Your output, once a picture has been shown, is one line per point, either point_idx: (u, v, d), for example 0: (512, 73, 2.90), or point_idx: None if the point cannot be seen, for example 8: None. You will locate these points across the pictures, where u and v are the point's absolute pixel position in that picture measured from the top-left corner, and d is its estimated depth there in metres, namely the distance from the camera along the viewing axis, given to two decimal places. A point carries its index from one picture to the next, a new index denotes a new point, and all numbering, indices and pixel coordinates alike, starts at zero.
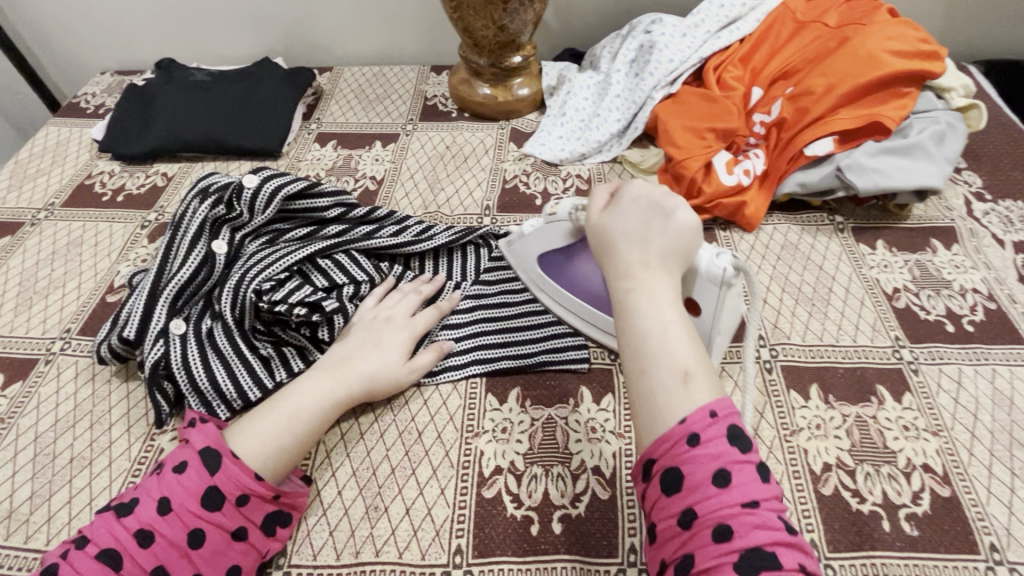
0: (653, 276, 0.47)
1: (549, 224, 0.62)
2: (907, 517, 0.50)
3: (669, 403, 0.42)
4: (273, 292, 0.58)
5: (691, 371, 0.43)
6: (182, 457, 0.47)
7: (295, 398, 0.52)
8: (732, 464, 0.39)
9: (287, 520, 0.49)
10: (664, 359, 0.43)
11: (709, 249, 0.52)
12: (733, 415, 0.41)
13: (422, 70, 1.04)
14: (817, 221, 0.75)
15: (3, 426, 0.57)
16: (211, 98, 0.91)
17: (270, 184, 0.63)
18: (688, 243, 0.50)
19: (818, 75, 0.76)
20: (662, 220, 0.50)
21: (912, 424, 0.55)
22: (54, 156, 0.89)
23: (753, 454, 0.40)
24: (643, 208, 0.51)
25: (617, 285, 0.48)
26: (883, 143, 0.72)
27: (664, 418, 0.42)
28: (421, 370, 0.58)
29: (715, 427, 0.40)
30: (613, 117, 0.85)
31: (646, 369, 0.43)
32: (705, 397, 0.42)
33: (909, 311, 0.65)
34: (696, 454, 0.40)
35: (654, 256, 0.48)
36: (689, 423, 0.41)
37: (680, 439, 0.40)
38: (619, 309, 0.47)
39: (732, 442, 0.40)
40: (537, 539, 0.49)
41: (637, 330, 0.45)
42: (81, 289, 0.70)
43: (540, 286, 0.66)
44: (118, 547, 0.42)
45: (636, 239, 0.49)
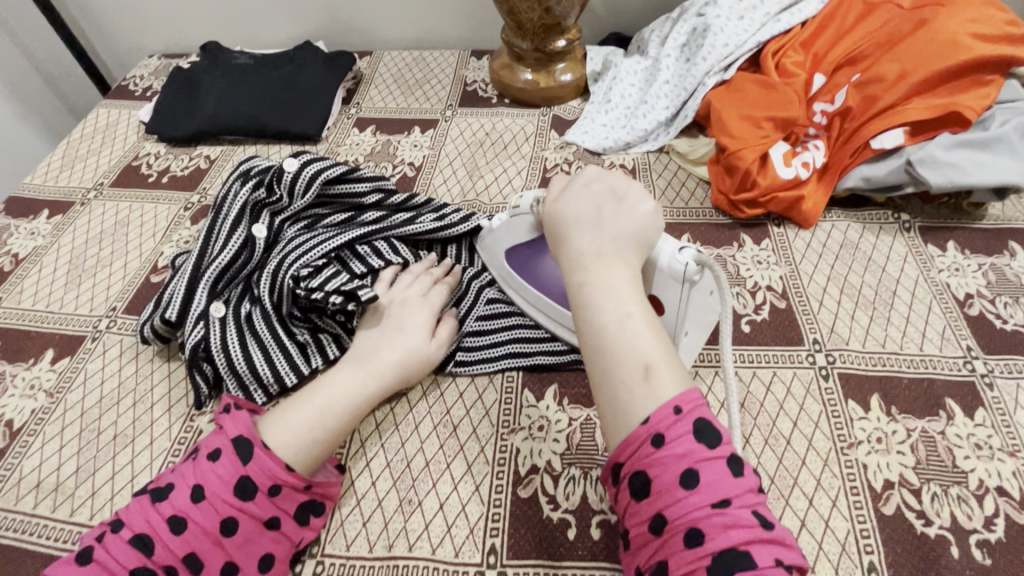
0: (607, 265, 0.44)
1: (514, 218, 0.57)
2: (978, 544, 0.46)
3: (630, 401, 0.39)
4: (310, 279, 0.57)
5: (652, 364, 0.39)
6: (216, 444, 0.46)
7: (326, 391, 0.51)
8: (700, 463, 0.36)
9: (321, 509, 0.48)
10: (621, 354, 0.40)
11: (672, 244, 0.48)
12: (701, 406, 0.38)
13: (463, 55, 1.02)
14: (880, 219, 0.70)
15: (52, 401, 0.59)
16: (254, 81, 0.91)
17: (310, 167, 0.62)
18: (644, 226, 0.46)
19: (891, 60, 0.70)
20: (617, 207, 0.47)
21: (985, 443, 0.51)
22: (104, 137, 0.91)
23: (723, 448, 0.37)
24: (597, 195, 0.49)
25: (571, 278, 0.45)
26: (960, 135, 0.66)
27: (627, 418, 0.39)
28: (445, 346, 0.57)
29: (681, 425, 0.37)
30: (661, 105, 0.81)
31: (606, 368, 0.40)
32: (670, 390, 0.38)
33: (984, 320, 0.60)
34: (662, 456, 0.36)
35: (607, 242, 0.45)
36: (653, 422, 0.37)
37: (644, 441, 0.37)
38: (575, 305, 0.44)
39: (699, 439, 0.37)
40: (574, 544, 0.47)
41: (592, 326, 0.42)
42: (127, 268, 0.71)
43: (510, 283, 0.62)
44: (151, 532, 0.43)
45: (589, 227, 0.47)
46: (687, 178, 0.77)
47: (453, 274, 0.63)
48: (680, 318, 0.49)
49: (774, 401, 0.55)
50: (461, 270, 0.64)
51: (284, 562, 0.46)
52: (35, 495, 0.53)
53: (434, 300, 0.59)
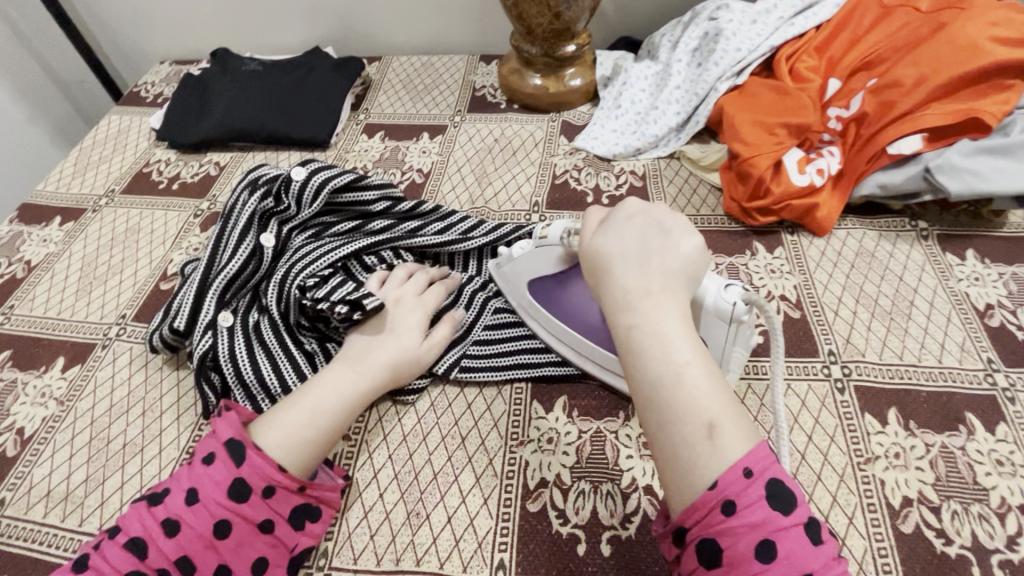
0: (659, 307, 0.40)
1: (539, 249, 0.56)
2: (1000, 564, 0.44)
3: (695, 463, 0.36)
4: (317, 289, 0.57)
5: (717, 421, 0.37)
6: (210, 448, 0.46)
7: (318, 392, 0.50)
8: (777, 532, 0.34)
9: (317, 514, 0.48)
10: (683, 411, 0.37)
11: (717, 281, 0.46)
12: (770, 467, 0.36)
13: (471, 59, 1.01)
14: (896, 227, 0.68)
15: (62, 409, 0.59)
16: (263, 87, 0.91)
17: (318, 176, 0.62)
18: (692, 262, 0.43)
19: (908, 65, 0.69)
20: (664, 242, 0.44)
21: (1007, 459, 0.50)
22: (115, 144, 0.92)
23: (799, 513, 0.35)
24: (641, 226, 0.45)
25: (617, 320, 0.41)
26: (979, 141, 0.65)
27: (692, 480, 0.36)
28: (438, 348, 0.57)
29: (753, 490, 0.35)
30: (672, 110, 0.80)
31: (667, 426, 0.37)
32: (737, 450, 0.36)
33: (1005, 331, 0.58)
34: (734, 525, 0.35)
35: (656, 281, 0.42)
36: (722, 487, 0.35)
37: (713, 507, 0.35)
38: (625, 353, 0.40)
39: (773, 504, 0.35)
40: (584, 560, 0.46)
41: (647, 378, 0.38)
42: (137, 275, 0.71)
43: (532, 314, 0.60)
44: (145, 536, 0.42)
45: (636, 264, 0.43)
46: (698, 185, 0.76)
47: (449, 278, 0.63)
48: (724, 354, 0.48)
49: (788, 414, 0.54)
50: (460, 276, 0.64)
51: (280, 567, 0.45)
52: (45, 503, 0.53)
53: (429, 301, 0.59)
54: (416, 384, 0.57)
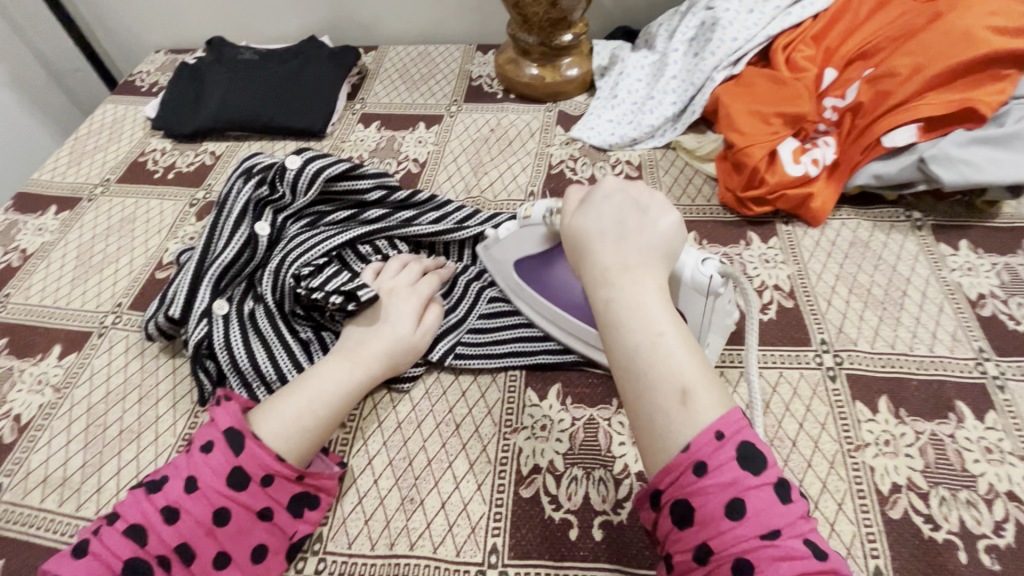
0: (636, 281, 0.42)
1: (524, 228, 0.57)
2: (986, 549, 0.45)
3: (668, 426, 0.37)
4: (312, 278, 0.57)
5: (691, 386, 0.38)
6: (208, 436, 0.46)
7: (316, 381, 0.51)
8: (746, 491, 0.35)
9: (316, 502, 0.48)
10: (657, 377, 0.38)
11: (694, 255, 0.47)
12: (742, 430, 0.36)
13: (468, 49, 1.01)
14: (891, 218, 0.69)
15: (59, 396, 0.59)
16: (258, 76, 0.91)
17: (313, 165, 0.62)
18: (668, 239, 0.45)
19: (904, 55, 0.68)
20: (641, 220, 0.46)
21: (996, 446, 0.50)
22: (110, 133, 0.92)
23: (769, 473, 0.36)
24: (619, 207, 0.47)
25: (596, 295, 0.43)
26: (975, 132, 0.65)
27: (666, 442, 0.37)
28: (432, 329, 0.58)
29: (723, 451, 0.36)
30: (668, 100, 0.80)
31: (642, 391, 0.39)
32: (710, 414, 0.37)
33: (996, 321, 0.58)
34: (705, 484, 0.35)
35: (633, 257, 0.44)
36: (694, 449, 0.36)
37: (685, 468, 0.36)
38: (604, 326, 0.42)
39: (743, 465, 0.36)
40: (576, 544, 0.47)
41: (624, 347, 0.40)
42: (133, 264, 0.72)
43: (519, 294, 0.61)
44: (145, 523, 0.43)
45: (613, 242, 0.45)
46: (694, 175, 0.76)
47: (445, 268, 0.63)
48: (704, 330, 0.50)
49: (779, 402, 0.54)
50: (455, 266, 0.64)
51: (279, 553, 0.46)
52: (42, 489, 0.53)
53: (423, 289, 0.59)
54: (411, 373, 0.57)
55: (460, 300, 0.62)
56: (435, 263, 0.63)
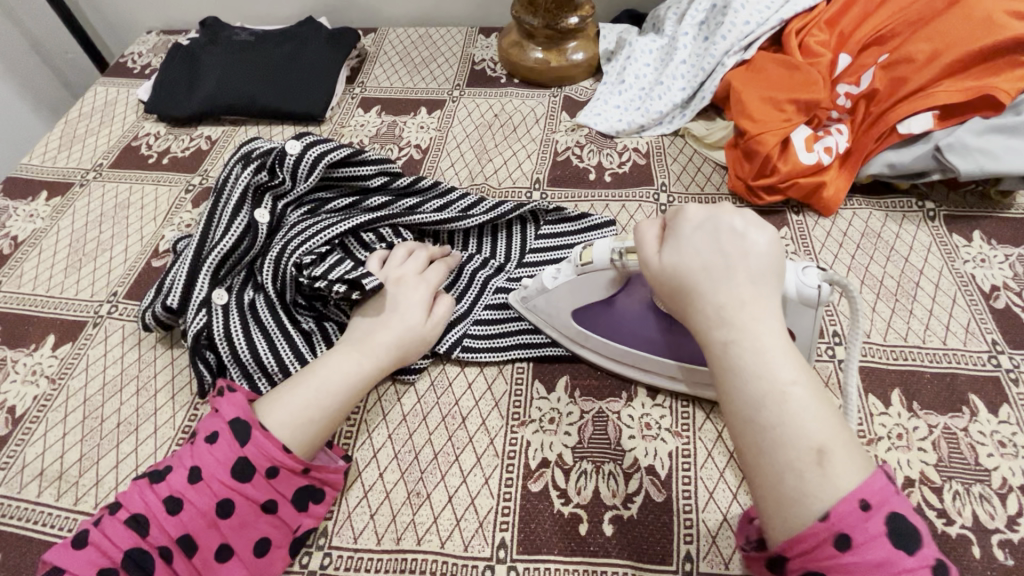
0: (755, 322, 0.38)
1: (583, 276, 0.51)
2: (1000, 544, 0.44)
3: (803, 491, 0.33)
4: (314, 267, 0.55)
5: (827, 445, 0.34)
6: (213, 427, 0.45)
7: (324, 372, 0.49)
8: (901, 574, 0.31)
9: (321, 496, 0.47)
10: (788, 434, 0.34)
11: (790, 266, 0.45)
12: (889, 500, 0.33)
13: (470, 32, 0.98)
14: (903, 208, 0.67)
15: (54, 387, 0.58)
16: (254, 58, 0.88)
17: (313, 150, 0.60)
18: (774, 274, 0.41)
19: (922, 40, 0.67)
20: (746, 249, 0.41)
21: (1009, 440, 0.50)
22: (102, 117, 0.89)
23: (925, 553, 0.32)
24: (717, 234, 0.42)
25: (708, 335, 0.39)
26: (992, 120, 0.64)
27: (800, 509, 0.33)
28: (442, 321, 0.56)
29: (872, 524, 0.32)
30: (677, 85, 0.78)
31: (770, 449, 0.35)
32: (850, 477, 0.33)
33: (1010, 313, 0.58)
34: (852, 563, 0.32)
35: (747, 293, 0.39)
36: (836, 519, 0.32)
37: (826, 539, 0.32)
38: (719, 369, 0.38)
39: (894, 541, 0.32)
40: (586, 539, 0.46)
41: (745, 397, 0.36)
42: (128, 252, 0.70)
43: (581, 342, 0.55)
44: (147, 513, 0.42)
45: (723, 275, 0.40)
46: (703, 163, 0.74)
47: (452, 256, 0.61)
48: (814, 335, 0.48)
49: None
50: (461, 255, 0.62)
51: (282, 546, 0.45)
52: (39, 483, 0.52)
53: (430, 278, 0.57)
54: (417, 364, 0.56)
55: (468, 287, 0.61)
56: (442, 253, 0.61)
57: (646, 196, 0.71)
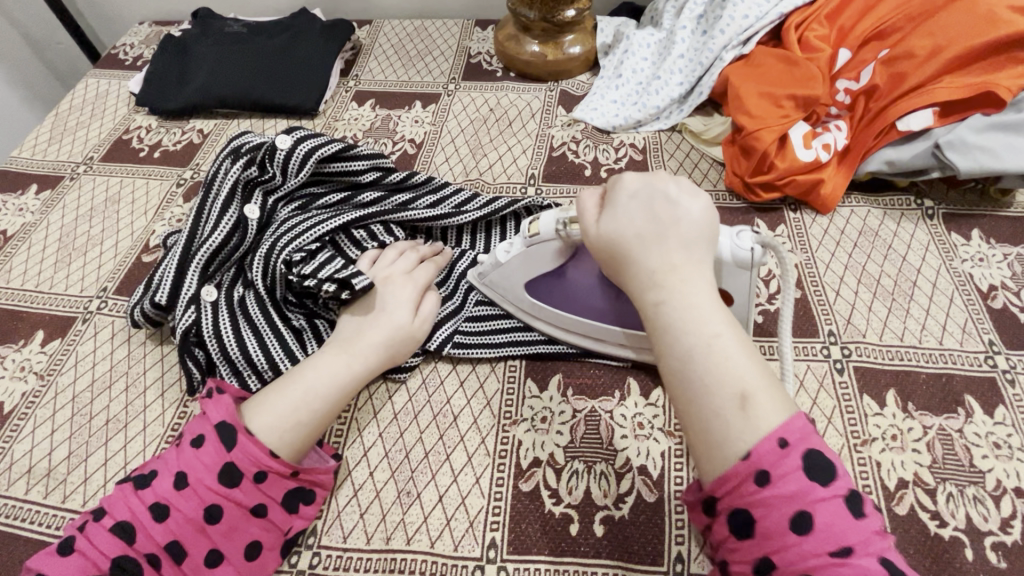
0: (684, 281, 0.40)
1: (532, 247, 0.52)
2: (993, 546, 0.44)
3: (727, 434, 0.34)
4: (303, 265, 0.54)
5: (750, 390, 0.35)
6: (199, 430, 0.45)
7: (311, 377, 0.49)
8: (813, 503, 0.32)
9: (311, 497, 0.47)
10: (714, 381, 0.36)
11: (726, 231, 0.46)
12: (808, 438, 0.33)
13: (467, 24, 0.97)
14: (901, 206, 0.67)
15: (43, 383, 0.57)
16: (247, 50, 0.87)
17: (304, 145, 0.59)
18: (707, 237, 0.42)
19: (923, 35, 0.66)
20: (676, 213, 0.42)
21: (1004, 442, 0.49)
22: (93, 109, 0.88)
23: (839, 485, 0.32)
24: (649, 201, 0.43)
25: (643, 298, 0.41)
26: (992, 118, 0.63)
27: (723, 451, 0.34)
28: (430, 319, 0.55)
29: (789, 460, 0.33)
30: (675, 81, 0.77)
31: (697, 397, 0.36)
32: (772, 419, 0.34)
33: (1007, 313, 0.57)
34: (768, 496, 0.32)
35: (677, 255, 0.41)
36: (755, 458, 0.33)
37: (746, 478, 0.33)
38: (654, 329, 0.40)
39: (810, 477, 0.32)
40: (577, 540, 0.46)
41: (673, 350, 0.38)
42: (118, 247, 0.69)
43: (536, 315, 0.57)
44: (133, 520, 0.41)
45: (654, 240, 0.41)
46: (700, 159, 0.74)
47: (443, 255, 0.61)
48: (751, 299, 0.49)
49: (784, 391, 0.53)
50: (452, 252, 0.62)
51: (273, 550, 0.45)
52: (27, 480, 0.52)
53: (420, 277, 0.56)
54: (409, 362, 0.56)
55: (456, 287, 0.61)
56: (433, 249, 0.61)
57: None
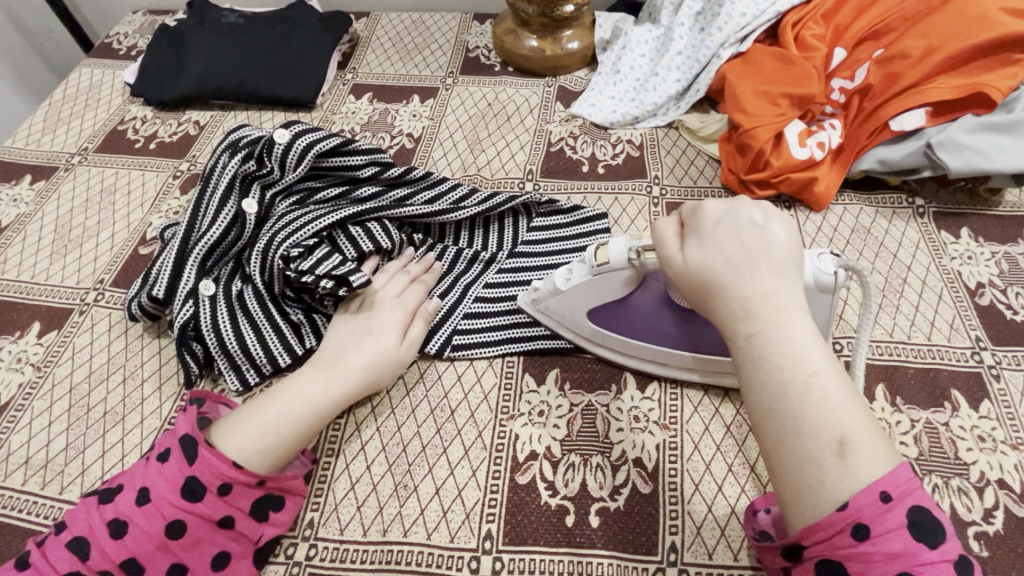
0: (782, 315, 0.37)
1: (600, 275, 0.50)
2: (976, 536, 0.46)
3: (823, 481, 0.34)
4: (301, 260, 0.55)
5: (849, 437, 0.34)
6: (165, 444, 0.45)
7: (285, 398, 0.49)
8: (919, 567, 0.32)
9: (281, 504, 0.46)
10: (812, 425, 0.34)
11: (808, 254, 0.45)
12: (911, 491, 0.33)
13: (465, 18, 0.97)
14: (893, 204, 0.68)
15: (39, 375, 0.57)
16: (243, 41, 0.86)
17: (302, 140, 0.59)
18: (796, 265, 0.41)
19: (916, 36, 0.67)
20: (766, 243, 0.41)
21: (988, 435, 0.51)
22: (87, 99, 0.87)
23: (948, 548, 0.32)
24: (738, 230, 0.41)
25: (733, 328, 0.39)
26: (983, 118, 0.64)
27: (816, 497, 0.34)
28: (417, 343, 0.55)
29: (892, 516, 0.32)
30: (672, 77, 0.78)
31: (793, 440, 0.35)
32: (872, 470, 0.33)
33: (993, 310, 0.58)
34: (869, 552, 0.32)
35: (771, 286, 0.39)
36: (854, 509, 0.33)
37: (843, 529, 0.33)
38: (743, 362, 0.38)
39: (913, 534, 0.32)
40: (573, 531, 0.47)
41: (769, 387, 0.36)
42: (114, 239, 0.69)
43: (599, 342, 0.55)
44: (90, 537, 0.42)
45: (746, 268, 0.39)
46: (696, 156, 0.74)
47: (434, 271, 0.60)
48: (826, 319, 0.49)
49: None
50: (444, 264, 0.61)
51: (244, 558, 0.45)
52: (24, 471, 0.52)
53: (408, 301, 0.57)
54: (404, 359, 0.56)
55: (454, 283, 0.61)
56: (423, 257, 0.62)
57: (638, 189, 0.70)
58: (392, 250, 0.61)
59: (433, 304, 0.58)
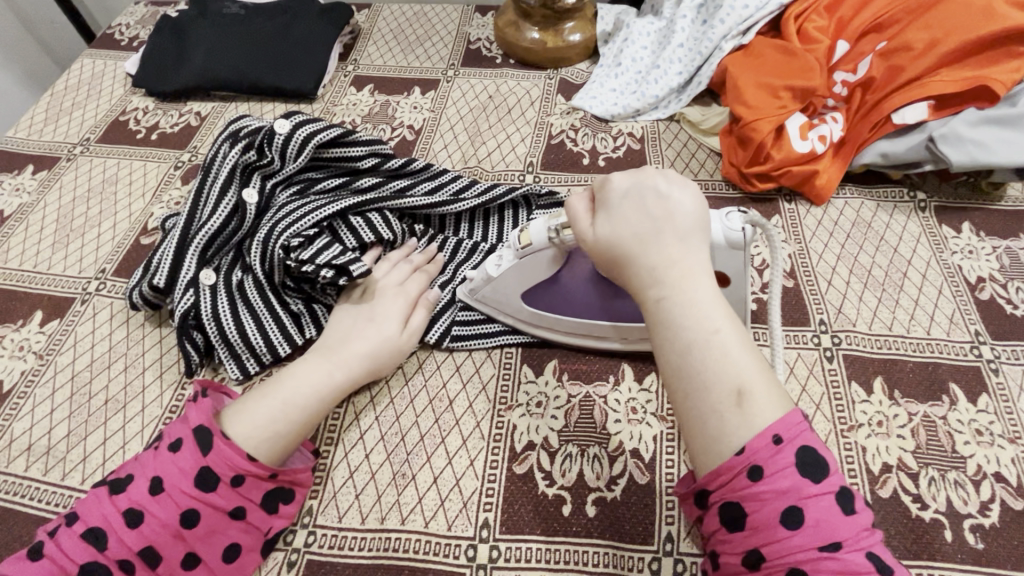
0: (684, 276, 0.38)
1: (526, 257, 0.52)
2: (972, 528, 0.46)
3: (723, 430, 0.34)
4: (301, 250, 0.55)
5: (747, 386, 0.34)
6: (177, 434, 0.45)
7: (292, 383, 0.49)
8: (805, 500, 0.32)
9: (291, 496, 0.47)
10: (711, 376, 0.35)
11: (715, 214, 0.45)
12: (805, 433, 0.33)
13: (466, 10, 0.96)
14: (895, 198, 0.67)
15: (42, 363, 0.58)
16: (245, 32, 0.86)
17: (303, 130, 0.59)
18: (703, 229, 0.41)
19: (920, 29, 0.66)
20: (670, 210, 0.41)
21: (986, 428, 0.51)
22: (89, 89, 0.87)
23: (831, 482, 0.32)
24: (643, 200, 0.42)
25: (644, 294, 0.39)
26: (986, 111, 0.64)
27: (718, 446, 0.34)
28: (419, 332, 0.56)
29: (782, 456, 0.33)
30: (674, 70, 0.78)
31: (697, 393, 0.35)
32: (768, 415, 0.34)
33: (993, 304, 0.58)
34: (761, 491, 0.32)
35: (675, 251, 0.39)
36: (750, 453, 0.33)
37: (739, 472, 0.33)
38: (653, 325, 0.38)
39: (803, 472, 0.32)
40: (569, 520, 0.47)
41: (674, 345, 0.36)
42: (116, 229, 0.69)
43: (537, 323, 0.56)
44: (106, 527, 0.42)
45: (652, 236, 0.40)
46: (697, 149, 0.74)
47: (436, 262, 0.61)
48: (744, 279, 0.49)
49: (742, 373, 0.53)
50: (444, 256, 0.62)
51: (253, 551, 0.45)
52: (26, 457, 0.52)
53: (411, 290, 0.57)
54: None
55: (454, 274, 0.61)
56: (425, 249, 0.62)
57: None
58: (394, 240, 0.61)
59: (434, 293, 0.58)
